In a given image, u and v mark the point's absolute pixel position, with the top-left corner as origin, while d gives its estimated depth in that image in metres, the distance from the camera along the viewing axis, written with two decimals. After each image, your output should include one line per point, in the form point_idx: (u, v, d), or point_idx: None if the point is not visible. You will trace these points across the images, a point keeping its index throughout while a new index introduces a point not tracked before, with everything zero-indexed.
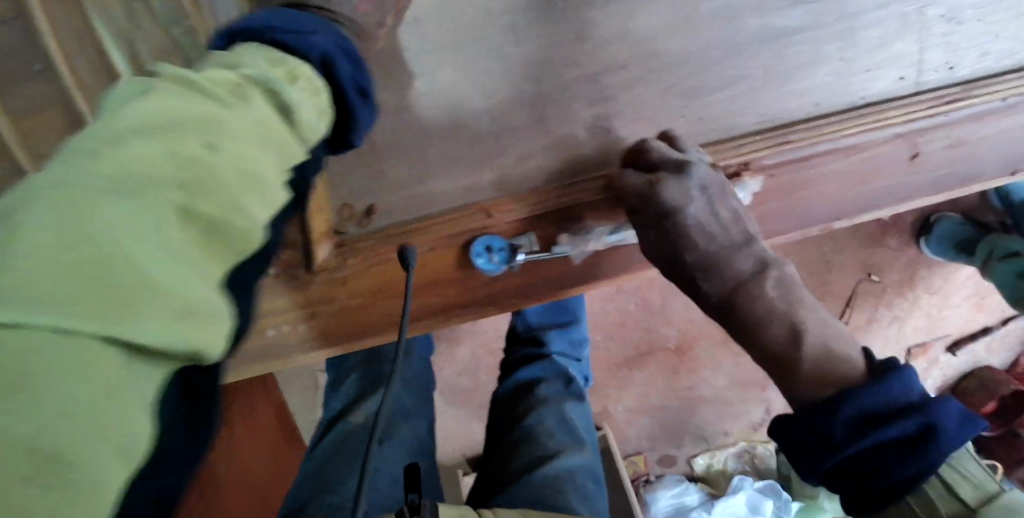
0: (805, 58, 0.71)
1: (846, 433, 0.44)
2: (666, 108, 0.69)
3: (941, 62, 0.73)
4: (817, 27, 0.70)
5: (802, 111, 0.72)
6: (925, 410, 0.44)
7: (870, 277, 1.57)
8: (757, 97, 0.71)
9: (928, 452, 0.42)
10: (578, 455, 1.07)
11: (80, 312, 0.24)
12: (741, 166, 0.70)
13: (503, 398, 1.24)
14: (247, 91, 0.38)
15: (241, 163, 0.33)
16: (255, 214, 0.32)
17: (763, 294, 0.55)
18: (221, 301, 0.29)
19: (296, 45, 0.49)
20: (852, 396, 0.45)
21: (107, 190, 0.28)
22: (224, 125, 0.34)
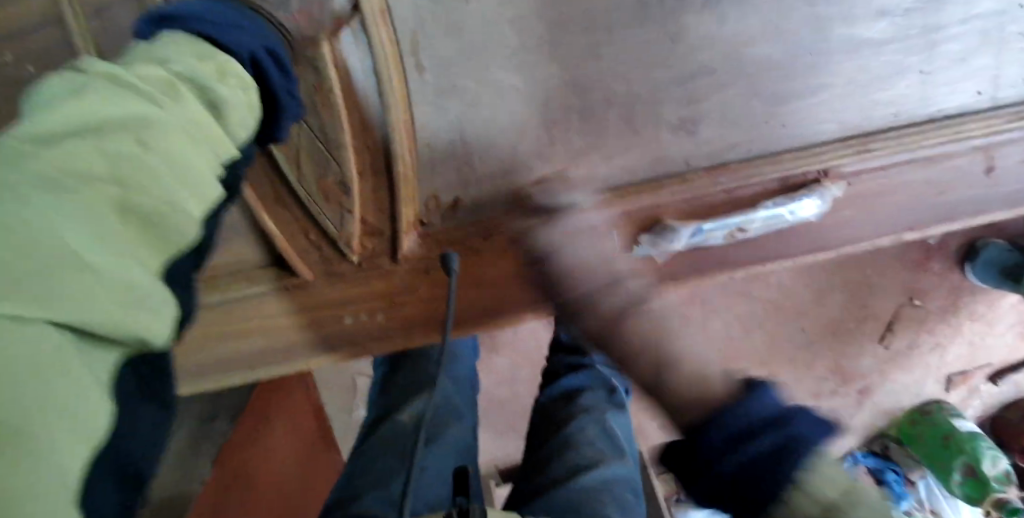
0: (887, 71, 0.72)
1: (726, 447, 0.35)
2: (753, 113, 0.72)
3: (1018, 77, 0.75)
4: (903, 40, 0.71)
5: (880, 122, 0.74)
6: (779, 422, 0.36)
7: (912, 302, 1.44)
8: (838, 106, 0.73)
9: (791, 464, 0.34)
10: (617, 466, 1.00)
11: (33, 300, 0.28)
12: (821, 173, 0.74)
13: (542, 407, 1.15)
14: (177, 90, 0.43)
15: (172, 164, 0.38)
16: (189, 209, 0.38)
17: (633, 328, 0.48)
18: (162, 288, 0.34)
19: (227, 41, 0.52)
20: (717, 416, 0.36)
21: (38, 187, 0.31)
22: (155, 126, 0.39)
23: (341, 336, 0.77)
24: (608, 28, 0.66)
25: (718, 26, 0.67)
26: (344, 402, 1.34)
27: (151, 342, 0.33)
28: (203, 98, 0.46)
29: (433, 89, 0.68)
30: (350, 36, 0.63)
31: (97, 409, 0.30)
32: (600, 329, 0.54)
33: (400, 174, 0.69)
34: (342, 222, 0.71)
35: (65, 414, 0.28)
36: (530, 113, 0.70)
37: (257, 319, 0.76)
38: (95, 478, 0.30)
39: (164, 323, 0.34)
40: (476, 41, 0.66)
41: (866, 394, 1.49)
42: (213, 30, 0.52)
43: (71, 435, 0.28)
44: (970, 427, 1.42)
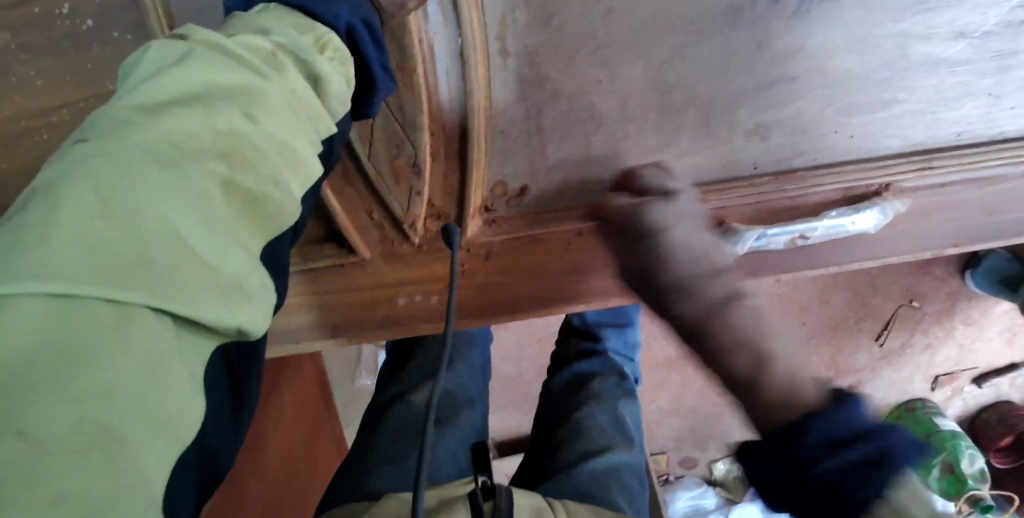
0: (953, 93, 0.73)
1: (819, 452, 0.36)
2: (824, 123, 0.73)
3: None
4: (974, 62, 0.72)
5: (943, 140, 0.76)
6: (881, 434, 0.36)
7: (912, 304, 1.40)
8: (905, 123, 0.74)
9: (885, 477, 0.34)
10: (629, 455, 0.85)
11: (141, 283, 0.26)
12: (882, 186, 0.75)
13: (550, 395, 1.00)
14: (281, 62, 0.40)
15: (276, 141, 0.36)
16: (289, 189, 0.36)
17: (740, 322, 0.46)
18: (261, 275, 0.32)
19: (326, 14, 0.47)
20: (812, 419, 0.38)
21: (149, 163, 0.29)
22: (260, 101, 0.35)
23: (390, 317, 0.76)
24: (697, 28, 0.66)
25: (804, 35, 0.68)
26: (347, 370, 1.33)
27: (246, 331, 0.31)
28: (305, 72, 0.42)
29: (518, 77, 0.67)
30: (437, 3, 0.60)
31: (191, 403, 0.28)
32: (694, 324, 0.49)
33: (476, 159, 0.69)
34: (409, 204, 0.71)
35: (156, 413, 0.25)
36: (609, 108, 0.70)
37: (298, 293, 0.75)
38: (184, 472, 0.28)
39: (258, 315, 0.31)
40: (564, 31, 0.65)
41: (856, 388, 1.46)
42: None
43: (161, 438, 0.26)
44: (954, 427, 1.37)
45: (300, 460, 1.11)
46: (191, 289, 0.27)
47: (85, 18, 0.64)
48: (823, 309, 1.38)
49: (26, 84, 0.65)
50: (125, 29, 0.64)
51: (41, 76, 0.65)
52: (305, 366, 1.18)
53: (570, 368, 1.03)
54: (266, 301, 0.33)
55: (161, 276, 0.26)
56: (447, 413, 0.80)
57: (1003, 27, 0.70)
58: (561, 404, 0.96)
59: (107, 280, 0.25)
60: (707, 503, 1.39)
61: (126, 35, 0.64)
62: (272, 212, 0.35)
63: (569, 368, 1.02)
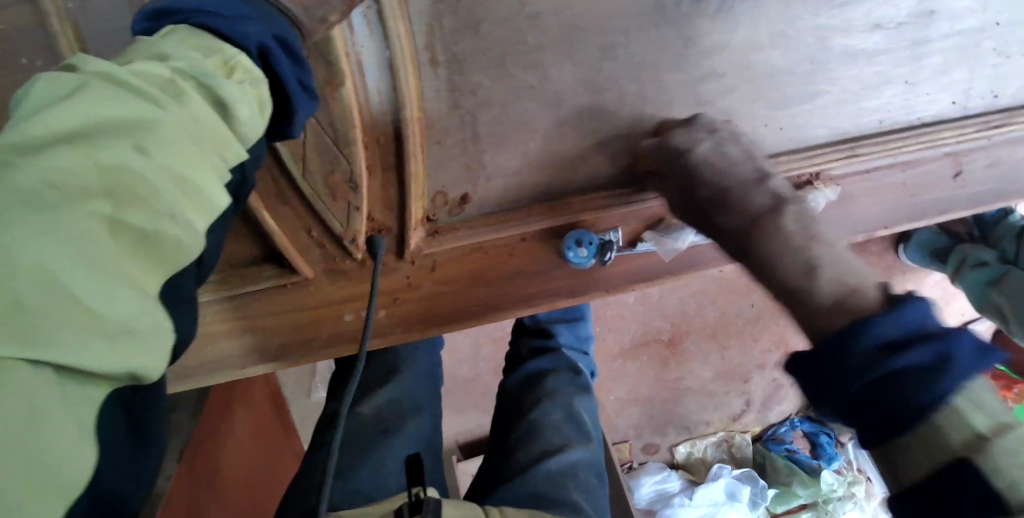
0: (874, 81, 0.76)
1: (871, 360, 0.39)
2: (753, 117, 0.75)
3: (987, 89, 0.80)
4: (890, 52, 0.74)
5: (866, 128, 0.79)
6: (943, 339, 0.39)
7: None
8: (829, 113, 0.77)
9: (942, 381, 0.38)
10: (586, 452, 0.86)
11: (7, 340, 0.26)
12: (813, 176, 0.79)
13: (507, 391, 1.00)
14: (181, 88, 0.39)
15: (172, 174, 0.35)
16: (190, 221, 0.36)
17: (783, 228, 0.53)
18: (157, 317, 0.33)
19: (236, 34, 0.46)
20: (864, 329, 0.40)
21: (25, 212, 0.29)
22: (154, 131, 0.35)
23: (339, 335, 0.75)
24: (625, 30, 0.67)
25: (728, 32, 0.69)
26: (302, 386, 1.30)
27: (142, 375, 0.32)
28: (209, 99, 0.41)
29: (446, 86, 0.66)
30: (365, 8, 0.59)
31: (78, 452, 0.29)
32: (743, 231, 0.57)
33: (412, 171, 0.68)
34: (349, 219, 0.70)
35: (38, 469, 0.27)
36: (542, 111, 0.70)
37: (227, 321, 0.74)
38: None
39: (153, 358, 0.32)
40: (492, 37, 0.65)
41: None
42: (214, 19, 0.45)
43: (40, 494, 0.27)
44: None
45: (264, 481, 1.09)
46: (72, 345, 0.28)
47: None
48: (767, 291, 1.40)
49: None
50: (33, 57, 0.60)
51: None
52: (261, 385, 1.15)
53: (524, 366, 1.02)
54: (162, 344, 0.33)
55: (36, 332, 0.27)
56: (397, 422, 0.79)
57: (917, 16, 0.73)
58: (517, 403, 0.95)
59: None
60: (671, 486, 1.44)
61: (35, 61, 0.60)
62: (169, 246, 0.35)
63: (523, 366, 1.02)
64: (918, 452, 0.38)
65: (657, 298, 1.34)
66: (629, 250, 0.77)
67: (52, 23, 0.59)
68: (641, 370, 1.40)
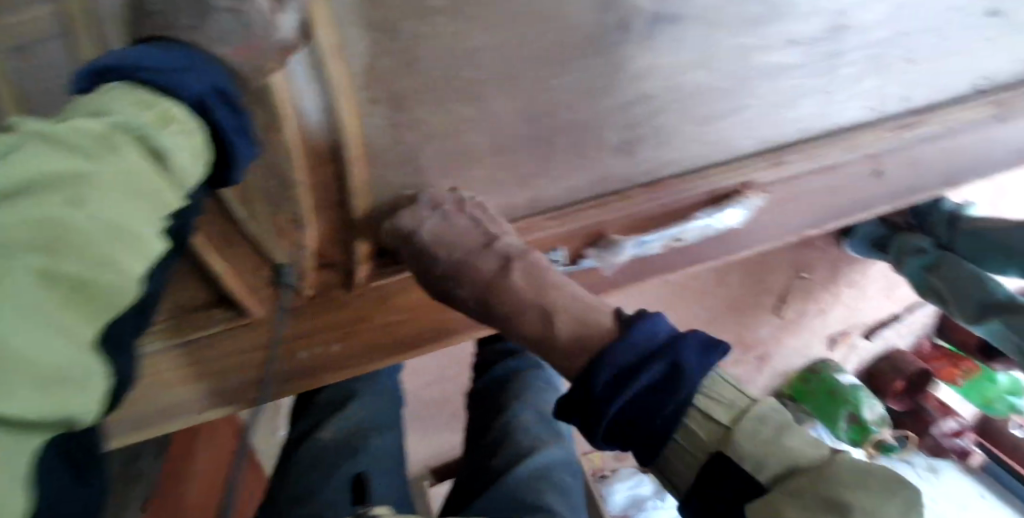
0: (794, 93, 0.80)
1: (606, 391, 0.51)
2: (682, 132, 0.79)
3: (901, 93, 0.86)
4: (807, 66, 0.78)
5: (787, 137, 0.84)
6: (664, 353, 0.51)
7: (801, 276, 1.49)
8: (753, 125, 0.81)
9: (680, 387, 0.49)
10: (558, 451, 0.88)
11: None
12: (740, 186, 0.84)
13: (477, 400, 1.02)
14: (115, 141, 0.40)
15: (105, 224, 0.36)
16: (124, 269, 0.37)
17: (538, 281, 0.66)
18: (88, 363, 0.35)
19: (172, 90, 0.47)
20: (601, 357, 0.53)
21: None
22: (86, 183, 0.37)
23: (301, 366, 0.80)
24: (560, 60, 0.69)
25: (655, 56, 0.71)
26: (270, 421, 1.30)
27: (81, 420, 0.35)
28: (145, 150, 0.42)
29: (388, 123, 0.67)
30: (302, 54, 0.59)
31: (14, 497, 0.30)
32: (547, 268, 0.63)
33: (357, 204, 0.71)
34: (297, 258, 0.72)
35: None
36: (484, 141, 0.73)
37: (180, 372, 0.74)
38: None
39: (86, 401, 0.35)
40: (430, 75, 0.65)
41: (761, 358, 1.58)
42: (152, 74, 0.47)
43: None
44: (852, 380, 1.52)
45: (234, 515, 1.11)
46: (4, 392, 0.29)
47: None
48: (721, 292, 1.44)
49: None
50: None
51: None
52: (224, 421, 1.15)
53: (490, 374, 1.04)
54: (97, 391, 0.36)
55: None
56: (364, 443, 0.81)
57: (830, 32, 0.76)
58: (487, 411, 0.97)
59: None
60: (644, 491, 1.46)
61: None
62: (98, 291, 0.36)
63: (490, 375, 1.04)
64: (685, 461, 0.49)
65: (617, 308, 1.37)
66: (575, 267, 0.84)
67: None
68: None
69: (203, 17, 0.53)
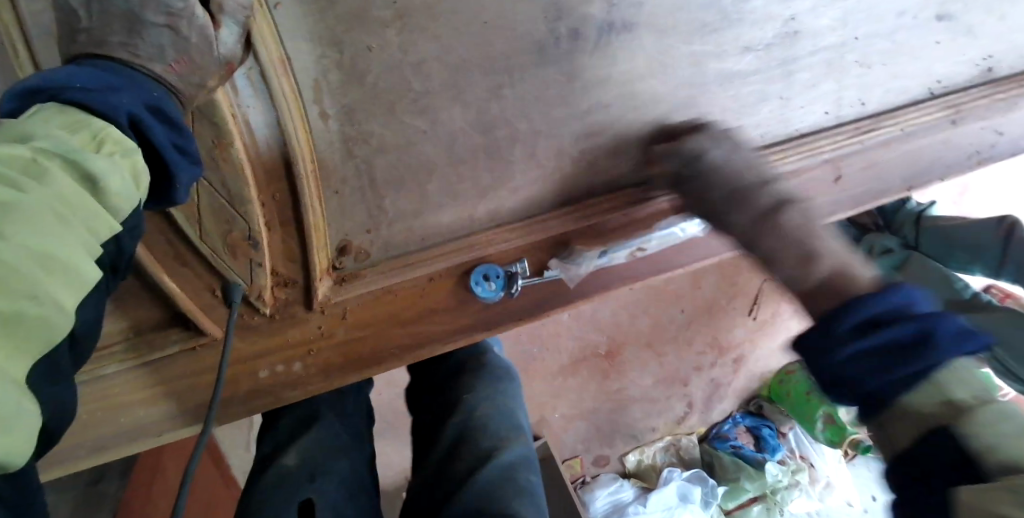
0: (753, 99, 0.81)
1: (842, 341, 0.44)
2: None
3: (855, 98, 0.88)
4: (762, 72, 0.79)
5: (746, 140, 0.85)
6: (929, 317, 0.42)
7: (774, 277, 1.43)
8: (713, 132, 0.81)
9: (925, 355, 0.41)
10: (520, 448, 0.82)
11: None
12: None
13: (430, 399, 0.96)
14: (42, 167, 0.38)
15: (35, 254, 0.35)
16: (58, 302, 0.36)
17: (791, 221, 0.57)
18: (16, 401, 0.33)
19: (104, 108, 0.45)
20: (852, 310, 0.45)
21: None
22: (11, 213, 0.35)
23: (256, 391, 0.74)
24: (509, 70, 0.69)
25: (609, 65, 0.72)
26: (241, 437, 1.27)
27: (5, 463, 0.32)
28: (76, 173, 0.40)
29: (340, 135, 0.67)
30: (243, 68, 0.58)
31: None
32: (749, 227, 0.61)
33: (310, 222, 0.69)
34: (253, 276, 0.70)
35: None
36: (437, 152, 0.72)
37: (136, 390, 0.72)
38: None
39: (17, 443, 0.32)
40: (381, 87, 0.65)
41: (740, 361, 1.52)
42: (79, 92, 0.44)
43: None
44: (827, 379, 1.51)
45: None
46: None
47: None
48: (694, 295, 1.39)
49: None
50: None
51: None
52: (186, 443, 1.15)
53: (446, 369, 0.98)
54: (29, 436, 0.33)
55: None
56: (318, 465, 0.76)
57: (783, 37, 0.77)
58: (442, 408, 0.91)
59: None
60: (625, 496, 1.46)
61: None
62: (23, 326, 0.34)
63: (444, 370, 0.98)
64: (897, 423, 0.43)
65: (589, 313, 1.33)
66: (538, 278, 0.81)
67: None
68: (582, 384, 1.41)
69: (133, 32, 0.51)
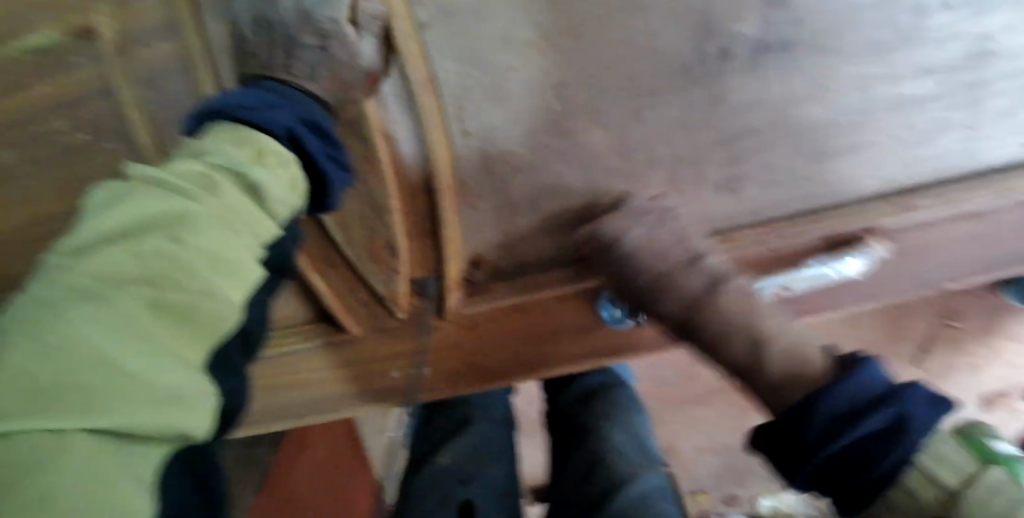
0: (932, 128, 0.72)
1: (826, 428, 0.46)
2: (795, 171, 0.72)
3: None
4: (947, 95, 0.70)
5: (920, 178, 0.75)
6: (897, 397, 0.45)
7: (949, 323, 1.27)
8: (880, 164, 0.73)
9: (901, 442, 0.44)
10: (657, 476, 0.81)
11: (65, 411, 0.30)
12: (868, 231, 0.74)
13: (560, 425, 0.98)
14: (215, 180, 0.43)
15: (209, 255, 0.40)
16: (229, 297, 0.40)
17: (728, 306, 0.61)
18: (198, 383, 0.37)
19: (264, 125, 0.50)
20: (822, 394, 0.48)
21: (82, 303, 0.34)
22: (191, 220, 0.40)
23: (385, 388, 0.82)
24: (651, 93, 0.68)
25: (760, 90, 0.68)
26: None
27: (190, 434, 0.36)
28: (242, 186, 0.45)
29: (479, 152, 0.69)
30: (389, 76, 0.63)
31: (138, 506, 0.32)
32: (684, 314, 0.64)
33: (446, 235, 0.71)
34: (388, 282, 0.73)
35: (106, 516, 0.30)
36: (574, 177, 0.72)
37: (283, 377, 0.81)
38: None
39: (199, 417, 0.36)
40: (520, 109, 0.67)
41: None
42: (247, 111, 0.50)
43: None
44: None
45: None
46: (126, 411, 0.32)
47: (80, 132, 0.70)
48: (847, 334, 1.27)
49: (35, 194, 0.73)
50: (113, 140, 0.70)
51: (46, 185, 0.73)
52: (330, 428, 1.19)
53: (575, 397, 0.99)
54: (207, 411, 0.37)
55: (98, 401, 0.31)
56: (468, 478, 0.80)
57: (971, 56, 0.69)
58: (574, 433, 0.93)
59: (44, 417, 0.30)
60: None
61: (114, 143, 0.71)
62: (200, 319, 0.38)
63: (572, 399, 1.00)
64: (904, 495, 0.44)
65: None
66: None
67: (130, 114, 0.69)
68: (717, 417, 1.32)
69: (291, 53, 0.59)
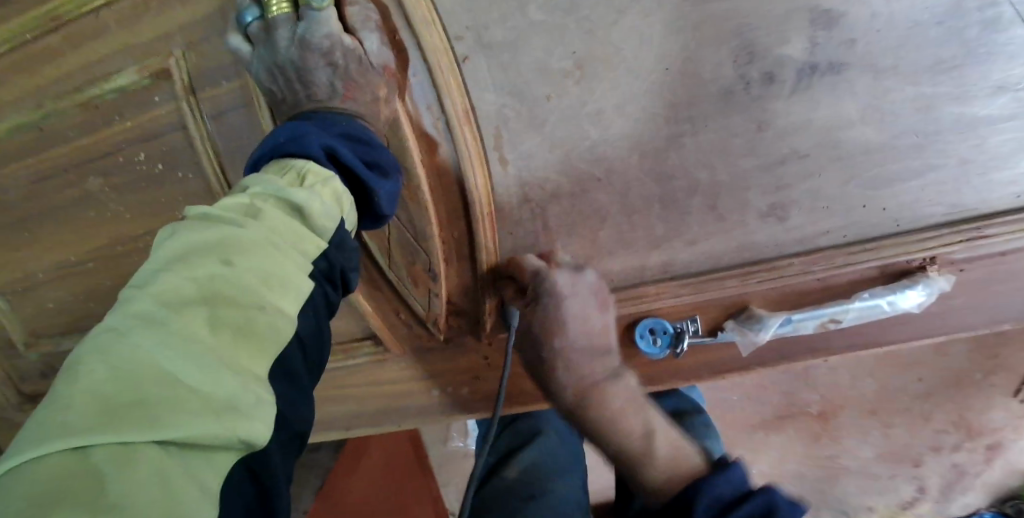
0: (1007, 149, 0.66)
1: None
2: (849, 197, 0.68)
3: None
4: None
5: (1000, 203, 0.68)
6: (763, 489, 0.44)
7: None
8: (948, 188, 0.67)
9: None
10: None
11: (130, 422, 0.32)
12: (926, 260, 0.71)
13: None
14: (258, 208, 0.45)
15: (257, 274, 0.41)
16: (279, 308, 0.42)
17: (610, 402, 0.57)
18: (256, 392, 0.38)
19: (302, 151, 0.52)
20: (701, 487, 0.46)
21: (142, 327, 0.36)
22: (238, 245, 0.42)
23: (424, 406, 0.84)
24: (691, 118, 0.66)
25: (810, 110, 0.65)
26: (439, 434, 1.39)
27: (252, 442, 0.37)
28: (286, 207, 0.47)
29: (521, 181, 0.70)
30: (427, 99, 0.65)
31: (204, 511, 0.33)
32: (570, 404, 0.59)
33: (484, 260, 0.73)
34: (430, 304, 0.76)
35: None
36: (612, 200, 0.71)
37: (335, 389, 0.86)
38: None
39: (260, 424, 0.37)
40: (558, 134, 0.68)
41: (995, 450, 1.20)
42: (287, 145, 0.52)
43: None
44: None
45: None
46: (185, 421, 0.34)
47: (156, 161, 0.77)
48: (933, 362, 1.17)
49: (119, 217, 0.81)
50: (184, 168, 0.76)
51: (129, 209, 0.80)
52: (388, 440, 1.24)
53: None
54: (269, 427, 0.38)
55: (160, 412, 0.33)
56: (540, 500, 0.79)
57: None
58: None
59: (114, 426, 0.32)
60: None
61: (184, 171, 0.77)
62: (252, 333, 0.40)
63: None
64: None
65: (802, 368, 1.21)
66: (711, 338, 0.76)
67: (197, 145, 0.74)
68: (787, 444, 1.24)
69: (307, 82, 0.60)
